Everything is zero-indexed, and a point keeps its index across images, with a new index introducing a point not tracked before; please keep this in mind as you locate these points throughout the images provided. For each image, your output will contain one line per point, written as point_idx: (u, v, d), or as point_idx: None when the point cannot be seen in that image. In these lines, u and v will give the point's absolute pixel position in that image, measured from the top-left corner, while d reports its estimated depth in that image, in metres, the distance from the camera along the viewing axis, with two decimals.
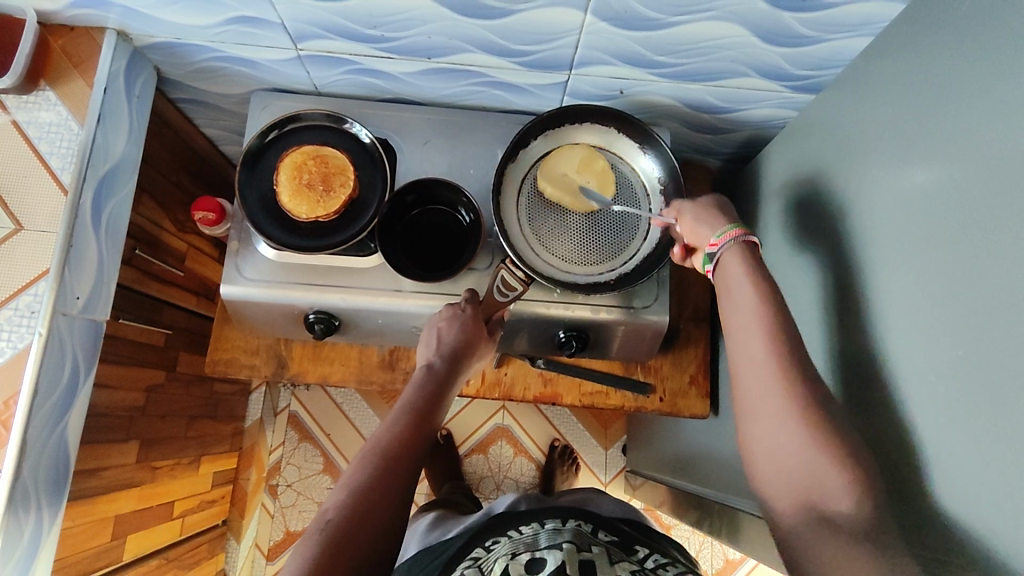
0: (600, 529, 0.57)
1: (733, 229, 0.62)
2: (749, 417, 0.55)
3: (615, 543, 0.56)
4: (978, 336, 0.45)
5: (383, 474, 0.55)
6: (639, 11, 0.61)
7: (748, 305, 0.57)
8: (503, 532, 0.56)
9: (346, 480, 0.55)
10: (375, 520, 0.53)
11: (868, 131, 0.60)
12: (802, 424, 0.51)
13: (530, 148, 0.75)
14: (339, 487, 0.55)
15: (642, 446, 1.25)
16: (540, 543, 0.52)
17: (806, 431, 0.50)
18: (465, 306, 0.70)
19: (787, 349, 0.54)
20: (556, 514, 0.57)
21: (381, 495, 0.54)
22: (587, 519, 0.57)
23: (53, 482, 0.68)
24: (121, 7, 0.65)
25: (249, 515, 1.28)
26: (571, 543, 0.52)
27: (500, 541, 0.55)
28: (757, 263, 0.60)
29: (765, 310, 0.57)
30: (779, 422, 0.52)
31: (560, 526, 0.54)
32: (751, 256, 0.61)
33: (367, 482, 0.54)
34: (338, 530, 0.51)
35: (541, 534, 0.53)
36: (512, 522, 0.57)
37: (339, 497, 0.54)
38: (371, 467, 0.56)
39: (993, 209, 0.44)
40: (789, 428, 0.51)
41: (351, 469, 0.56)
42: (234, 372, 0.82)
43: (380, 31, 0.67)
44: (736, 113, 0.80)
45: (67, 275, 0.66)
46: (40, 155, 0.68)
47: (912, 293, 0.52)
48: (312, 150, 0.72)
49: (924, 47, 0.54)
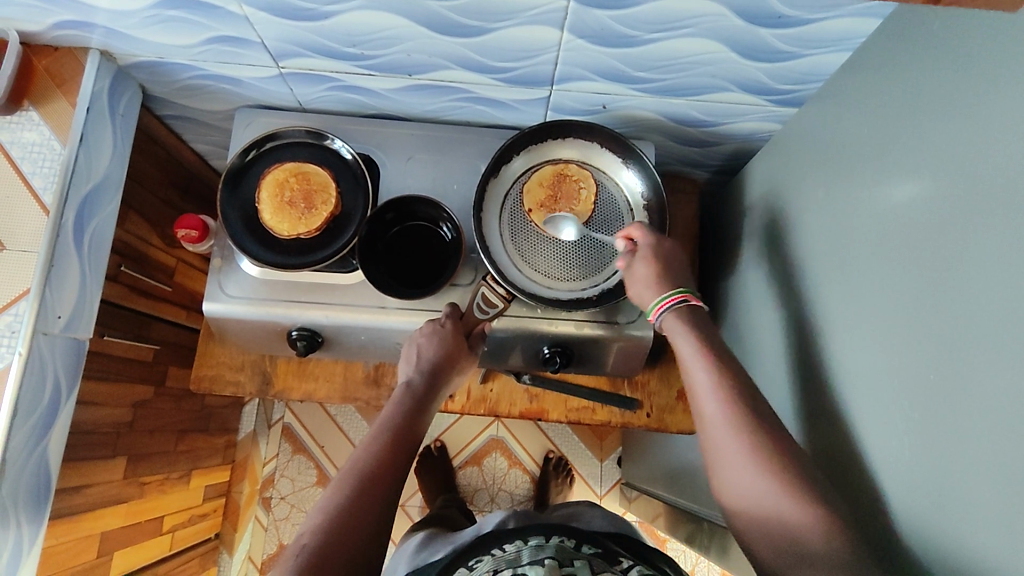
0: (585, 543, 0.54)
1: (674, 296, 0.65)
2: (717, 473, 0.56)
3: (599, 556, 0.53)
4: (944, 360, 0.45)
5: (363, 495, 0.55)
6: (615, 28, 0.60)
7: (706, 370, 0.60)
8: (487, 551, 0.55)
9: (323, 504, 0.54)
10: (353, 542, 0.52)
11: (847, 147, 0.60)
12: (759, 470, 0.53)
13: (511, 164, 0.76)
14: (317, 510, 0.54)
15: (636, 459, 1.24)
16: (522, 560, 0.51)
17: (760, 472, 0.53)
18: (445, 321, 0.70)
19: (735, 399, 0.57)
20: (541, 531, 0.55)
21: (358, 518, 0.53)
22: (572, 534, 0.55)
23: (34, 501, 0.68)
24: (104, 28, 0.66)
25: (241, 530, 1.29)
26: (553, 559, 0.51)
27: (483, 559, 0.54)
28: (696, 323, 0.64)
29: (713, 360, 0.60)
30: (741, 472, 0.54)
31: (543, 543, 0.53)
32: (692, 317, 0.65)
33: (345, 504, 0.54)
34: (317, 553, 0.50)
35: (523, 551, 0.52)
36: (497, 538, 0.56)
37: (315, 520, 0.53)
38: (350, 488, 0.55)
39: (965, 230, 0.44)
40: (743, 469, 0.54)
41: (329, 491, 0.55)
42: (219, 389, 0.82)
43: (360, 49, 0.67)
44: (720, 126, 0.79)
45: (47, 294, 0.67)
46: (23, 176, 0.68)
47: (892, 313, 0.51)
48: (294, 167, 0.72)
49: (900, 62, 0.53)
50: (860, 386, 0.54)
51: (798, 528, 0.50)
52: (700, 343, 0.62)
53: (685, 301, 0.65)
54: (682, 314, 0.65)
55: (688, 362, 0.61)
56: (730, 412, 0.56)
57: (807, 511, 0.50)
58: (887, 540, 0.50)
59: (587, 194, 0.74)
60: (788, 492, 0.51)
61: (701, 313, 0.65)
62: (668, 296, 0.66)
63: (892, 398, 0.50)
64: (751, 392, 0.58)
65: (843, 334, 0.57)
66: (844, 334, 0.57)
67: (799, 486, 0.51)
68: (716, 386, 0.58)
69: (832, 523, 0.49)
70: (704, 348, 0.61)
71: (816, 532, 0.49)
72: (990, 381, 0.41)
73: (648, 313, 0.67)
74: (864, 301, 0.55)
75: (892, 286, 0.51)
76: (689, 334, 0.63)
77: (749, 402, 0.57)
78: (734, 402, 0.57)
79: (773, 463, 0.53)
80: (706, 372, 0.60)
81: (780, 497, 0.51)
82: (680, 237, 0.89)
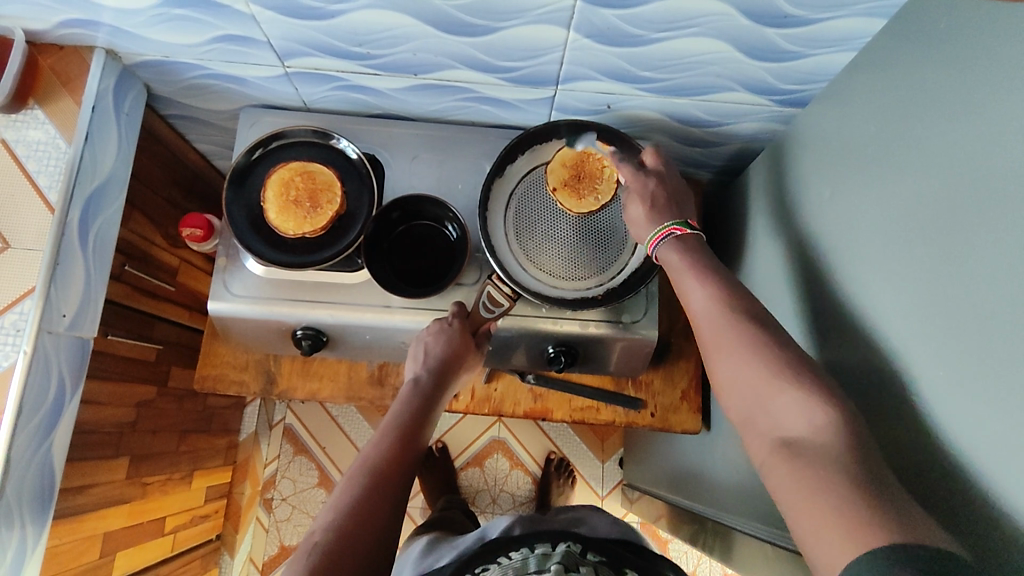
0: (590, 550, 0.54)
1: (665, 228, 0.64)
2: (716, 379, 0.53)
3: (605, 563, 0.54)
4: (959, 357, 0.43)
5: (373, 491, 0.55)
6: (621, 28, 0.61)
7: (702, 288, 0.57)
8: (493, 560, 0.54)
9: (335, 502, 0.54)
10: (366, 541, 0.52)
11: (851, 146, 0.60)
12: (755, 364, 0.50)
13: (515, 164, 0.76)
14: (328, 508, 0.54)
15: (638, 460, 1.24)
16: (529, 567, 0.51)
17: (756, 368, 0.50)
18: (453, 319, 0.70)
19: (728, 304, 0.55)
20: (547, 539, 0.55)
21: (370, 516, 0.53)
22: (578, 540, 0.55)
23: (38, 501, 0.68)
24: (110, 27, 0.66)
25: (242, 531, 1.28)
26: (560, 564, 0.50)
27: (489, 568, 0.53)
28: (690, 247, 0.62)
29: (706, 274, 0.58)
30: (737, 370, 0.51)
31: (550, 551, 0.53)
32: (685, 243, 0.63)
33: (356, 500, 0.54)
34: (330, 552, 0.50)
35: (530, 558, 0.52)
36: (503, 548, 0.56)
37: (327, 518, 0.53)
38: (361, 486, 0.55)
39: (969, 226, 0.44)
40: (738, 369, 0.51)
41: (340, 489, 0.55)
42: (223, 389, 0.82)
43: (366, 49, 0.67)
44: (724, 126, 0.79)
45: (52, 292, 0.67)
46: (28, 174, 0.68)
47: (903, 305, 0.49)
48: (300, 166, 0.72)
49: (903, 62, 0.54)
50: (859, 384, 0.54)
51: (794, 421, 0.46)
52: (694, 264, 0.60)
53: (674, 234, 0.63)
54: (676, 245, 0.62)
55: (684, 284, 0.59)
56: (725, 316, 0.54)
57: (802, 401, 0.46)
58: None
59: (610, 171, 0.73)
60: (782, 387, 0.48)
61: (697, 243, 0.63)
62: (659, 231, 0.64)
63: (894, 395, 0.50)
64: (746, 298, 0.55)
65: (845, 333, 0.57)
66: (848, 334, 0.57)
67: (793, 381, 0.48)
68: (712, 300, 0.56)
69: (828, 411, 0.45)
70: (698, 269, 0.59)
71: (809, 422, 0.45)
72: (994, 379, 0.40)
73: (646, 249, 0.66)
74: (864, 297, 0.54)
75: (896, 278, 0.50)
76: (683, 259, 0.61)
77: (745, 308, 0.54)
78: (728, 308, 0.54)
79: (767, 363, 0.49)
80: (704, 290, 0.57)
81: (775, 395, 0.48)
82: None
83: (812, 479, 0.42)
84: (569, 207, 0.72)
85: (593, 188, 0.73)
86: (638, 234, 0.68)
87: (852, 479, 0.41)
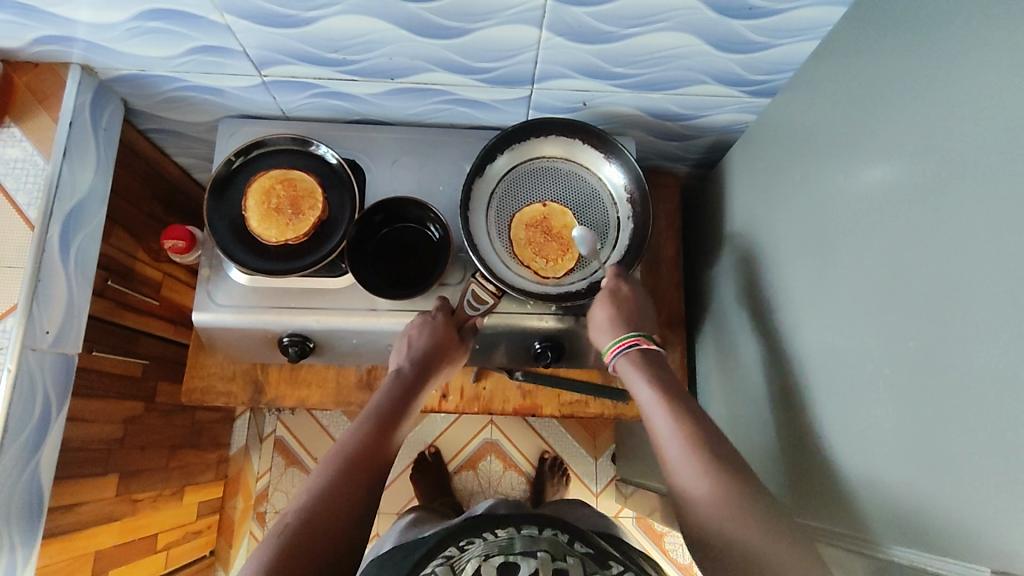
0: (577, 539, 0.54)
1: (628, 338, 0.69)
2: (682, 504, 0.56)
3: (591, 555, 0.53)
4: (929, 328, 0.45)
5: (348, 477, 0.55)
6: (592, 25, 0.62)
7: (665, 416, 0.61)
8: (478, 534, 0.55)
9: (308, 485, 0.54)
10: (336, 523, 0.52)
11: (819, 131, 0.61)
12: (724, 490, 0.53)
13: (495, 163, 0.76)
14: (302, 490, 0.54)
15: (630, 454, 1.25)
16: (516, 548, 0.52)
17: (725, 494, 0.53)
18: (436, 313, 0.71)
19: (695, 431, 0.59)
20: (534, 523, 0.56)
21: (342, 500, 0.53)
22: (566, 529, 0.56)
23: (27, 520, 0.67)
24: (85, 42, 0.66)
25: (237, 546, 1.27)
26: (546, 552, 0.51)
27: (474, 541, 0.54)
28: (652, 368, 0.67)
29: (671, 401, 0.62)
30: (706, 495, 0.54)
31: (537, 535, 0.54)
32: (647, 361, 0.68)
33: (329, 484, 0.54)
34: (298, 532, 0.50)
35: (516, 539, 0.53)
36: (488, 524, 0.56)
37: (300, 501, 0.53)
38: (335, 470, 0.56)
39: (935, 203, 0.45)
40: (708, 495, 0.54)
41: (315, 473, 0.56)
42: (211, 400, 0.82)
43: (342, 55, 0.67)
44: (699, 119, 0.81)
45: (35, 309, 0.67)
46: (6, 192, 0.68)
47: (872, 282, 0.52)
48: (280, 174, 0.72)
49: (866, 48, 0.55)
50: (839, 364, 0.56)
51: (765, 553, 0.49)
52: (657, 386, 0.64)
53: (636, 344, 0.68)
54: (634, 360, 0.67)
55: (648, 409, 0.63)
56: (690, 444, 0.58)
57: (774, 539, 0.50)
58: (869, 515, 0.51)
59: (540, 265, 0.74)
60: (753, 519, 0.51)
61: (655, 360, 0.68)
62: (621, 339, 0.69)
63: (872, 369, 0.51)
64: (708, 428, 0.59)
65: (824, 316, 0.59)
66: (826, 314, 0.58)
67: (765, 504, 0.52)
68: (678, 422, 0.60)
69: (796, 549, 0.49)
70: (664, 394, 0.63)
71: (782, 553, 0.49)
72: (966, 348, 0.41)
73: (605, 355, 0.71)
74: (842, 279, 0.56)
75: (870, 258, 0.52)
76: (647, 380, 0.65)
77: (708, 438, 0.58)
78: (694, 436, 0.58)
79: (739, 497, 0.53)
80: (666, 416, 0.61)
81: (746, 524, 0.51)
82: (663, 229, 0.91)
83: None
84: (517, 218, 0.75)
85: (525, 241, 0.74)
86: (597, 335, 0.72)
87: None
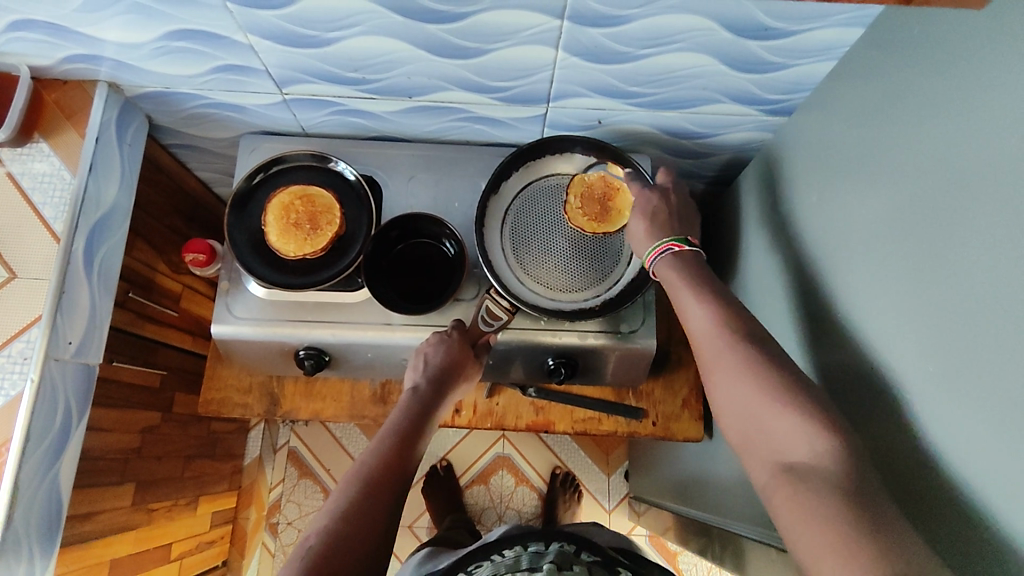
0: (585, 549, 0.54)
1: (669, 242, 0.65)
2: (718, 394, 0.55)
3: (600, 563, 0.53)
4: (949, 352, 0.44)
5: (368, 498, 0.55)
6: (608, 46, 0.63)
7: (698, 304, 0.59)
8: (487, 557, 0.56)
9: (329, 505, 0.55)
10: (357, 545, 0.52)
11: (836, 151, 0.61)
12: (756, 381, 0.51)
13: (510, 180, 0.77)
14: (323, 511, 0.55)
15: (643, 473, 1.24)
16: (522, 564, 0.52)
17: (758, 384, 0.51)
18: (452, 331, 0.71)
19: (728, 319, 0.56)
20: (541, 538, 0.56)
21: (362, 522, 0.54)
22: (574, 541, 0.55)
23: (45, 529, 0.68)
24: (113, 61, 0.68)
25: (249, 557, 1.28)
26: (553, 563, 0.51)
27: (482, 565, 0.55)
28: (688, 265, 0.63)
29: (704, 292, 0.59)
30: (738, 385, 0.52)
31: (543, 549, 0.54)
32: (683, 260, 0.64)
33: (353, 504, 0.54)
34: (319, 552, 0.50)
35: (523, 557, 0.53)
36: (498, 544, 0.56)
37: (321, 521, 0.53)
38: (356, 491, 0.56)
39: (956, 225, 0.45)
40: (739, 386, 0.52)
41: (335, 494, 0.56)
42: (227, 412, 0.83)
43: (362, 73, 0.69)
44: (714, 137, 0.81)
45: (59, 320, 0.68)
46: (34, 206, 0.70)
47: (889, 304, 0.51)
48: (299, 190, 0.74)
49: (883, 69, 0.55)
50: (859, 384, 0.55)
51: (792, 444, 0.48)
52: (692, 281, 0.61)
53: (673, 250, 0.65)
54: (673, 260, 0.64)
55: (682, 304, 0.60)
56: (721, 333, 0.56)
57: (799, 425, 0.48)
58: None
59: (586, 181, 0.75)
60: (781, 406, 0.49)
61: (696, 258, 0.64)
62: (657, 245, 0.65)
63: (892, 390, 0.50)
64: (741, 316, 0.57)
65: (842, 336, 0.58)
66: (843, 334, 0.58)
67: None
68: (712, 316, 0.57)
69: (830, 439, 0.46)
70: (694, 288, 0.60)
71: (810, 446, 0.47)
72: (989, 373, 0.41)
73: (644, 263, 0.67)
74: (860, 299, 0.56)
75: (890, 279, 0.52)
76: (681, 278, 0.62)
77: (740, 325, 0.56)
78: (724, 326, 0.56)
79: (769, 384, 0.51)
80: (700, 305, 0.59)
81: (772, 417, 0.49)
82: None
83: (811, 511, 0.43)
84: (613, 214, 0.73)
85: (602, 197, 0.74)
86: (637, 247, 0.69)
87: (858, 514, 0.42)
